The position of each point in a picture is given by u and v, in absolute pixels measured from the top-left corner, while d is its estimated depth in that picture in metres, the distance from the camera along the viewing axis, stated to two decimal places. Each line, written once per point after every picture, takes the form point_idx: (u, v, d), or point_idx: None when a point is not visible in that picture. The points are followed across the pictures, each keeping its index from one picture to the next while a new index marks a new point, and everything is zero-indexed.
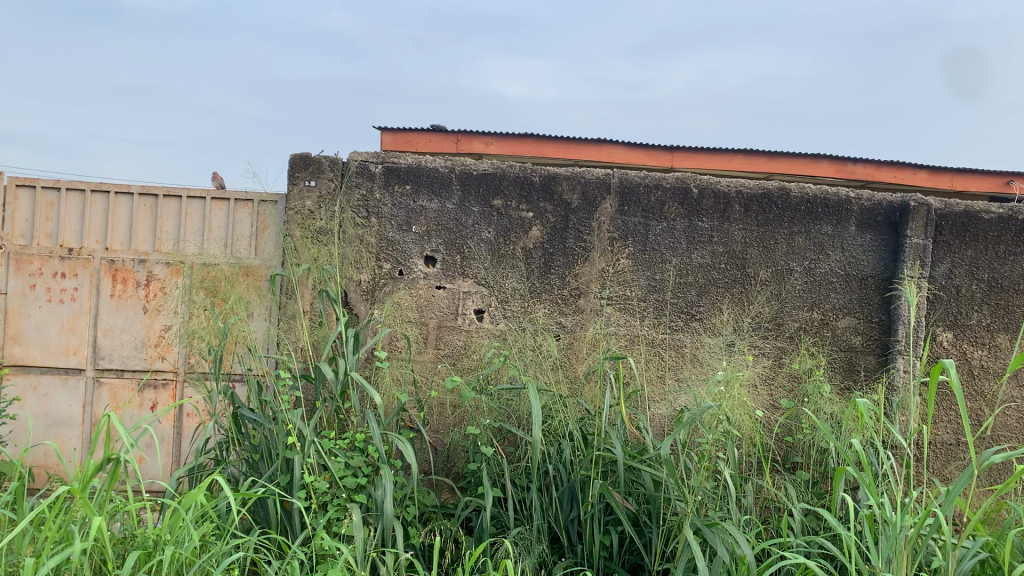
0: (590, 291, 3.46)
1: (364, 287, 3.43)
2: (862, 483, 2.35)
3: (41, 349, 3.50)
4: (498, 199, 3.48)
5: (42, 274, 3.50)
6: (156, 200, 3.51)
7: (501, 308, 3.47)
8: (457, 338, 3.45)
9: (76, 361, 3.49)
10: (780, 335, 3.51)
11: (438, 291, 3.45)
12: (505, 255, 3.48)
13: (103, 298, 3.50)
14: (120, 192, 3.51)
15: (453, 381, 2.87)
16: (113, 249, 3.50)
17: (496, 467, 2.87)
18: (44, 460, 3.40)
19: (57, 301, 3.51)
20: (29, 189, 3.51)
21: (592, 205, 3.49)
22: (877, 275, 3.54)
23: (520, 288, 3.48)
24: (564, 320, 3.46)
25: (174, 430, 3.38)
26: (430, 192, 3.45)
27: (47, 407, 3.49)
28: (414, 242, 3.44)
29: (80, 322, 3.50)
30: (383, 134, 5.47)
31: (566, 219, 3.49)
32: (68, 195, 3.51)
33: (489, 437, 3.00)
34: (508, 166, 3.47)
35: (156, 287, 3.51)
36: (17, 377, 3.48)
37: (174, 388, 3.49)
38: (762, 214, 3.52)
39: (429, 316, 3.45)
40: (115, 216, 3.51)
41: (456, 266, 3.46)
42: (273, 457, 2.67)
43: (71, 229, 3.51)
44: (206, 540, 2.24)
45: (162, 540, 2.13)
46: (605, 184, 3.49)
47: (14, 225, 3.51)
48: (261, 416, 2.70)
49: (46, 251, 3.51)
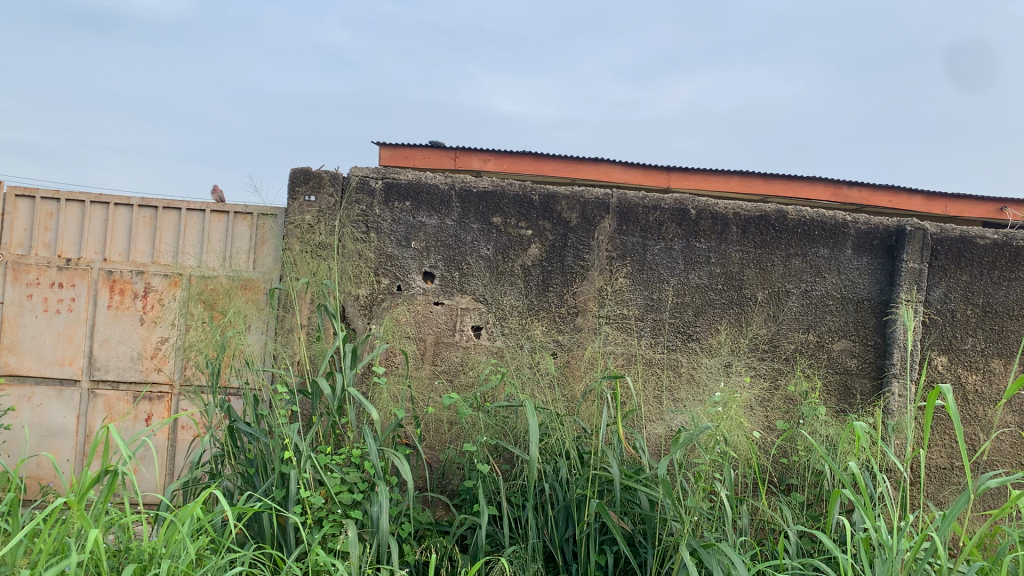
0: (588, 309, 3.48)
1: (363, 301, 3.43)
2: (858, 505, 2.34)
3: (37, 360, 3.49)
4: (498, 216, 3.49)
5: (40, 284, 3.50)
6: (156, 212, 3.51)
7: (499, 325, 3.47)
8: (454, 354, 3.45)
9: (72, 372, 3.48)
10: (775, 356, 3.53)
11: (436, 306, 3.46)
12: (504, 272, 3.49)
13: (101, 308, 3.49)
14: (120, 203, 3.51)
15: (450, 397, 2.86)
16: (112, 260, 3.50)
17: (491, 485, 2.87)
18: (38, 471, 3.39)
19: (54, 311, 3.50)
20: (29, 199, 3.51)
21: (590, 224, 3.51)
22: (873, 298, 3.56)
23: (518, 305, 3.49)
24: (561, 337, 3.47)
25: (169, 443, 3.37)
26: (430, 209, 3.47)
27: (41, 418, 3.47)
28: (413, 257, 3.45)
29: (77, 332, 3.49)
30: (382, 149, 5.52)
31: (564, 237, 3.50)
32: (68, 206, 3.51)
33: (485, 454, 3.00)
34: (509, 184, 3.49)
35: (154, 299, 3.50)
36: (12, 388, 3.47)
37: (169, 400, 3.48)
38: (759, 236, 3.54)
39: (427, 331, 3.45)
40: (115, 227, 3.51)
41: (454, 282, 3.47)
42: (268, 471, 2.66)
43: (69, 240, 3.51)
44: (201, 555, 2.23)
45: (157, 554, 2.12)
46: (604, 204, 3.51)
47: (13, 235, 3.50)
48: (258, 430, 2.69)
49: (44, 261, 3.50)
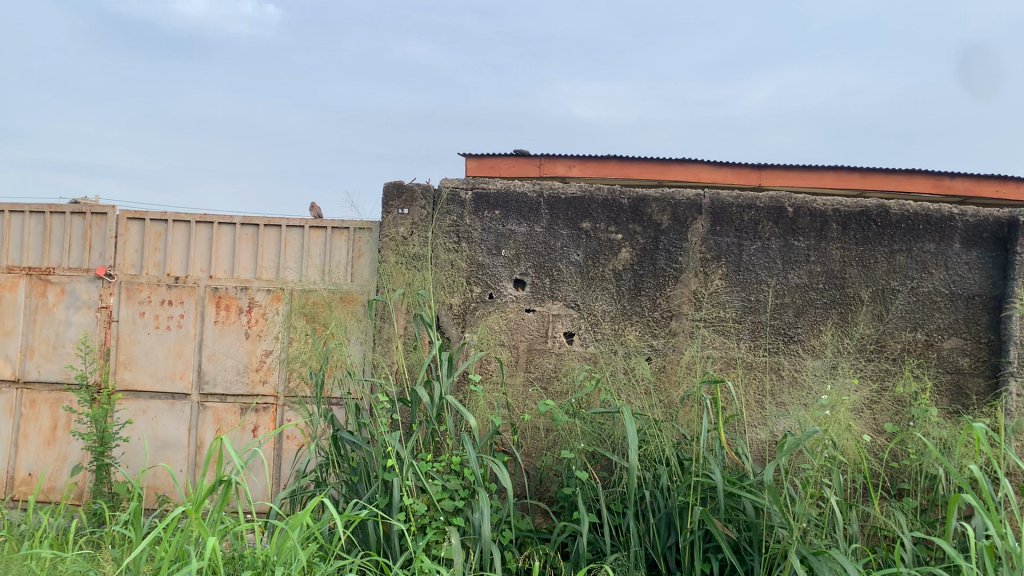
0: (683, 313, 3.42)
1: (455, 311, 3.47)
2: (980, 511, 2.23)
3: (150, 374, 3.64)
4: (588, 221, 3.48)
5: (151, 302, 3.66)
6: (258, 229, 3.63)
7: (592, 331, 3.46)
8: (548, 361, 3.45)
9: (183, 385, 3.63)
10: (882, 356, 3.40)
11: (528, 314, 3.47)
12: (596, 278, 3.47)
13: (208, 324, 3.63)
14: (223, 222, 3.64)
15: (547, 404, 2.86)
16: (217, 277, 3.64)
17: (590, 493, 2.86)
18: (154, 481, 3.54)
19: (164, 327, 3.65)
20: (139, 221, 3.67)
21: (683, 226, 3.46)
22: (986, 294, 3.39)
23: (611, 311, 3.46)
24: (656, 342, 3.43)
25: (275, 453, 3.47)
26: (519, 217, 3.48)
27: (156, 430, 3.62)
28: (504, 265, 3.47)
29: (187, 347, 3.64)
30: (468, 160, 5.53)
31: (656, 240, 3.46)
32: (175, 226, 3.66)
33: (583, 461, 2.99)
34: (598, 189, 3.48)
35: (258, 313, 3.62)
36: (128, 402, 3.64)
37: (274, 411, 3.59)
38: (861, 232, 3.43)
39: (521, 338, 3.46)
40: (219, 244, 3.65)
41: (545, 289, 3.47)
42: (371, 479, 2.71)
43: (178, 258, 3.67)
44: (312, 561, 2.29)
45: (271, 561, 2.19)
46: (697, 205, 3.46)
47: (126, 256, 3.68)
48: (360, 438, 2.74)
49: (154, 280, 3.66)
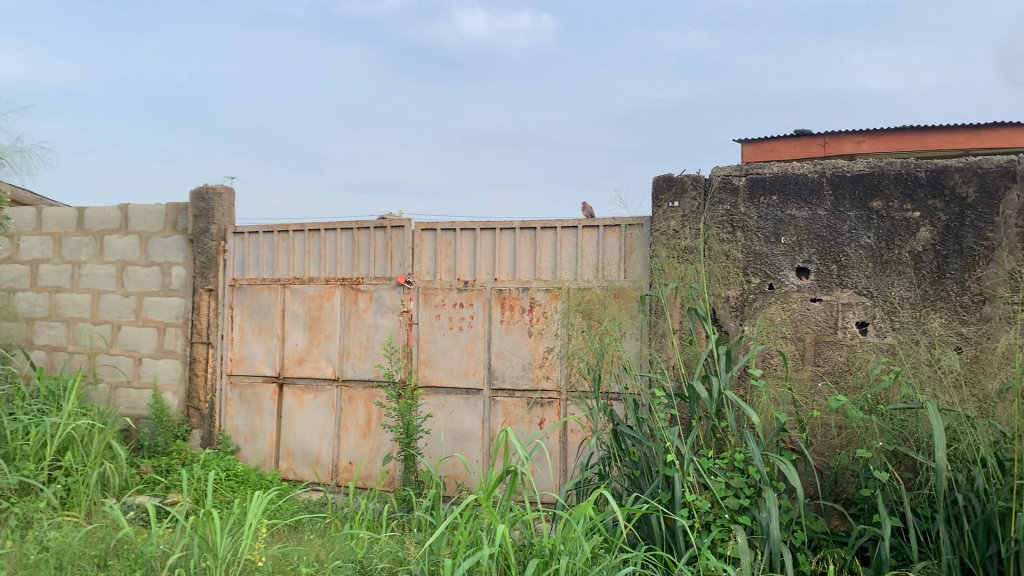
0: (998, 296, 3.04)
1: (734, 303, 3.38)
2: None
3: (447, 372, 3.94)
4: (877, 200, 3.21)
5: (445, 305, 3.95)
6: (536, 232, 3.78)
7: (888, 319, 3.19)
8: (838, 353, 3.23)
9: (476, 381, 3.88)
10: None
11: (814, 303, 3.28)
12: (889, 261, 3.19)
13: (495, 323, 3.85)
14: (504, 227, 3.84)
15: (837, 399, 2.67)
16: (501, 279, 3.85)
17: (892, 495, 2.63)
18: (454, 471, 3.83)
19: (457, 328, 3.93)
20: (431, 232, 3.99)
21: (994, 198, 3.07)
22: None
23: (908, 297, 3.17)
24: (966, 330, 3.08)
25: (561, 445, 3.60)
26: (799, 200, 3.30)
27: (454, 423, 3.91)
28: (785, 253, 3.31)
29: (477, 346, 3.88)
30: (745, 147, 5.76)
31: (961, 216, 3.11)
32: (462, 234, 3.92)
33: (883, 461, 2.76)
34: (888, 164, 3.20)
35: (539, 312, 3.77)
36: (429, 397, 3.97)
37: (558, 405, 3.72)
38: None
39: (806, 330, 3.28)
40: (502, 248, 3.86)
41: (832, 276, 3.26)
42: (653, 473, 2.72)
43: (466, 264, 3.93)
44: (596, 553, 2.34)
45: (557, 550, 2.27)
46: (1010, 172, 3.05)
47: (422, 263, 4.01)
48: (640, 433, 2.75)
49: (447, 285, 3.96)
